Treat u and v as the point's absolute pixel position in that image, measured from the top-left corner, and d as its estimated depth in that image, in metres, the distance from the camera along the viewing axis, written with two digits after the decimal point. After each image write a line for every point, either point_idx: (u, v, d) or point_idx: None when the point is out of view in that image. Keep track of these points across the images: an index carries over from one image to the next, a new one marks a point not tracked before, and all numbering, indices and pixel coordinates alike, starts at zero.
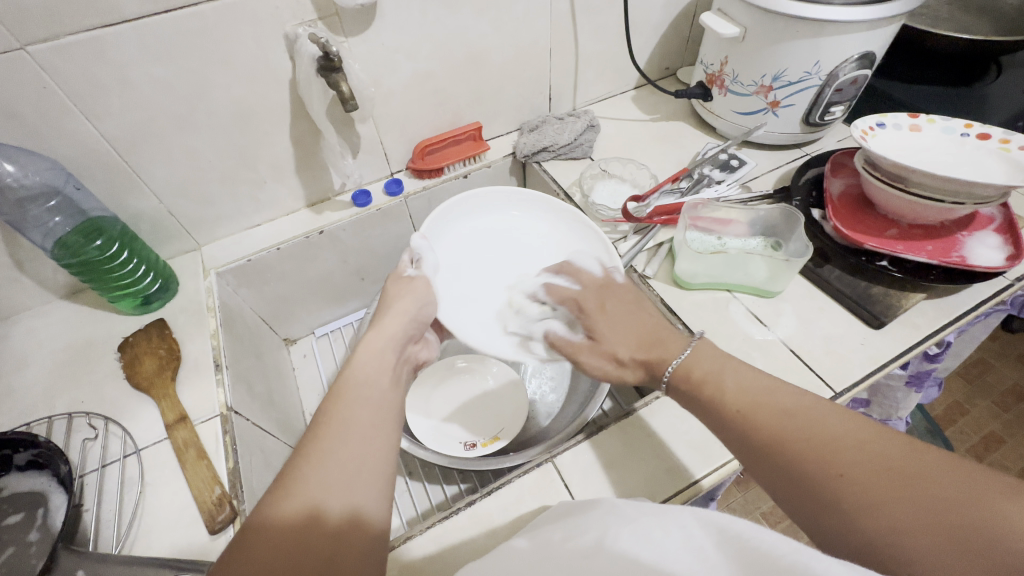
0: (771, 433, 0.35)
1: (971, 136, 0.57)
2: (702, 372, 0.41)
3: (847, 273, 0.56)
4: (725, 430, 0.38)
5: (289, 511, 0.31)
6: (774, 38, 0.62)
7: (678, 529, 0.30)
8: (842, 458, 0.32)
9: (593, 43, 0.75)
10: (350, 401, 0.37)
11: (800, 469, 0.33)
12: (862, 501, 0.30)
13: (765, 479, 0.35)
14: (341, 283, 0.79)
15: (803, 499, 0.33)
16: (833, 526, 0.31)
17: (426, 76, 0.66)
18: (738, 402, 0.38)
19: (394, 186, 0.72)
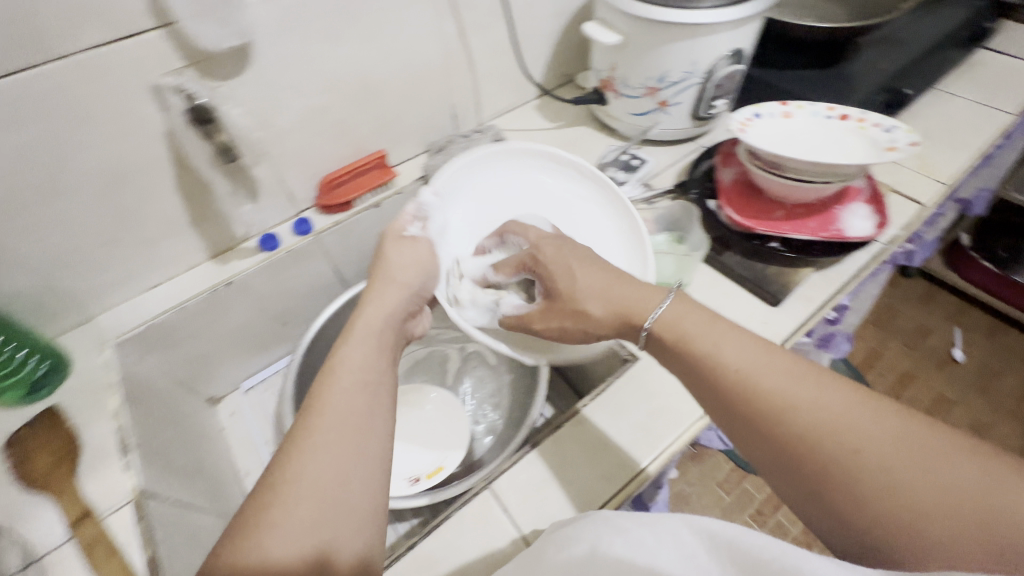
0: (771, 400, 0.36)
1: (834, 117, 0.63)
2: (698, 336, 0.41)
3: (744, 257, 0.60)
4: (720, 395, 0.38)
5: (283, 529, 0.33)
6: (652, 42, 0.65)
7: (670, 535, 0.31)
8: (848, 432, 0.33)
9: (488, 59, 0.76)
10: (337, 403, 0.40)
11: (800, 438, 0.34)
12: (864, 474, 0.32)
13: (752, 444, 0.37)
14: (263, 332, 0.75)
15: (794, 466, 0.34)
16: (827, 496, 0.33)
17: (321, 109, 0.65)
18: (737, 365, 0.38)
19: (303, 226, 0.69)
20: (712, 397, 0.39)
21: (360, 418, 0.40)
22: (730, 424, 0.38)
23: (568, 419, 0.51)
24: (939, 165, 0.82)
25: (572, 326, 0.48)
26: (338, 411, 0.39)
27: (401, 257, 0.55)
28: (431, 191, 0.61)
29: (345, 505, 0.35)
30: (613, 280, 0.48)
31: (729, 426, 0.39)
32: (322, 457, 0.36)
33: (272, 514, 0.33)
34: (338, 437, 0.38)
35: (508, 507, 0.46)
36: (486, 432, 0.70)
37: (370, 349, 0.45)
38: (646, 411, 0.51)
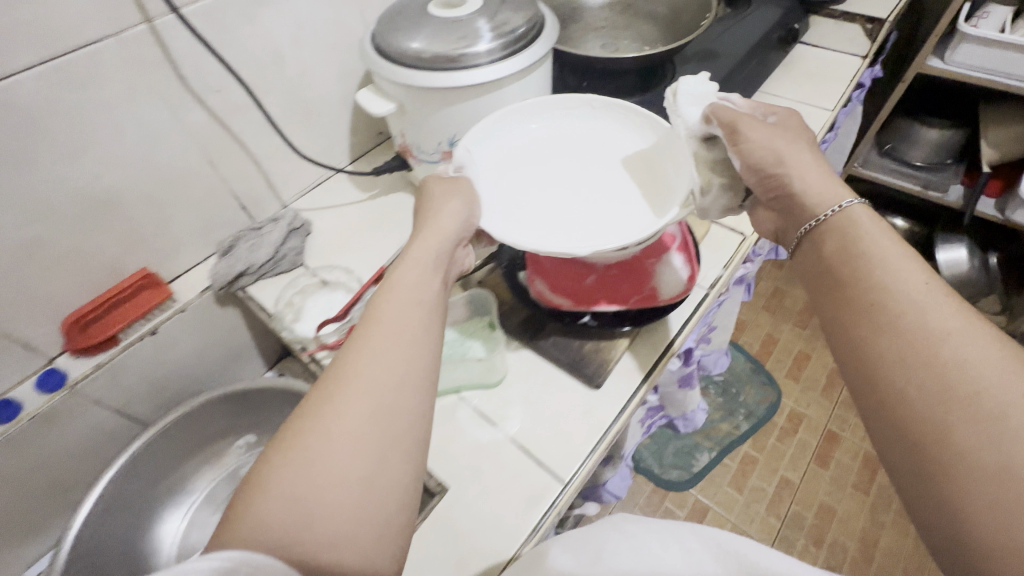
0: (919, 327, 0.35)
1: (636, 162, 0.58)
2: (886, 250, 0.39)
3: (561, 335, 0.54)
4: (850, 310, 0.38)
5: (273, 513, 0.31)
6: (428, 109, 0.59)
7: (675, 542, 0.39)
8: (991, 383, 0.31)
9: (267, 138, 0.66)
10: (365, 380, 0.35)
11: (924, 371, 0.33)
12: (995, 425, 0.30)
13: (862, 367, 0.37)
14: (40, 509, 0.61)
15: (898, 403, 0.34)
16: (913, 425, 0.33)
17: (34, 245, 0.52)
18: (919, 286, 0.36)
19: (50, 380, 0.57)
20: (849, 312, 0.38)
21: (388, 400, 0.35)
22: (847, 341, 0.38)
23: None
24: None
25: (770, 154, 0.45)
26: (396, 338, 0.37)
27: (447, 205, 0.48)
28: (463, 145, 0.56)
29: (370, 497, 0.32)
30: (811, 155, 0.47)
31: (844, 344, 0.39)
32: (363, 398, 0.34)
33: (309, 439, 0.33)
34: (382, 380, 0.35)
35: None
36: None
37: (410, 320, 0.39)
38: (451, 560, 0.43)
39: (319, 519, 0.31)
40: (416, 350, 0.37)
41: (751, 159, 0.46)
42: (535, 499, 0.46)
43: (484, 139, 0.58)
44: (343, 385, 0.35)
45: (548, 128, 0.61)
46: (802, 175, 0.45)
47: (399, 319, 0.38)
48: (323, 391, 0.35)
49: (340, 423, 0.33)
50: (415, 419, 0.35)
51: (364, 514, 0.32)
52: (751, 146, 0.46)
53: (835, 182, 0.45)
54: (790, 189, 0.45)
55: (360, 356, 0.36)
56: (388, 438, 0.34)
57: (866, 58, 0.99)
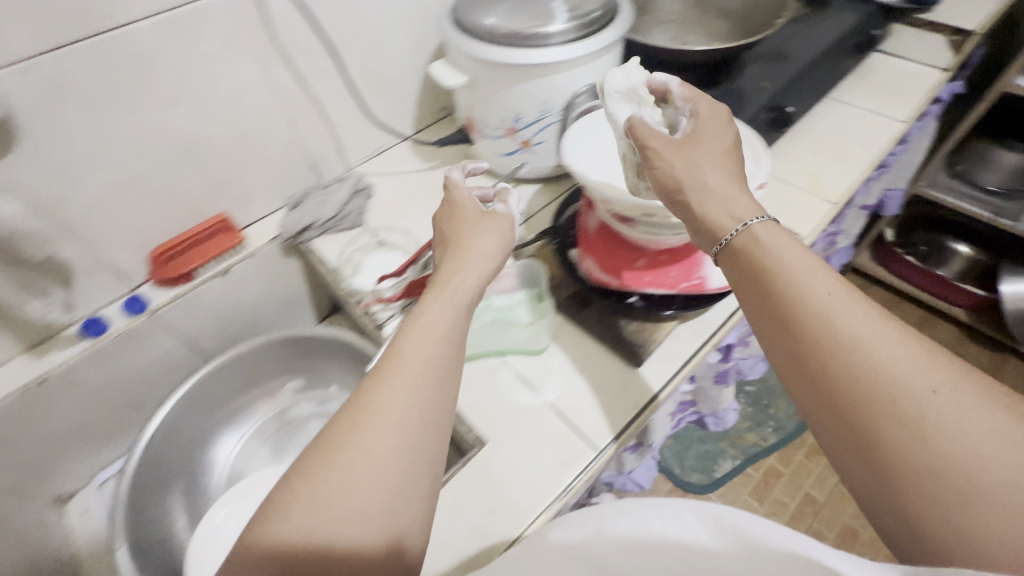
0: (843, 337, 0.34)
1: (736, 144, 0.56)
2: (795, 259, 0.38)
3: (605, 313, 0.56)
4: (780, 326, 0.37)
5: (284, 532, 0.31)
6: (499, 85, 0.61)
7: (673, 515, 0.33)
8: (913, 381, 0.32)
9: (339, 103, 0.70)
10: (375, 409, 0.35)
11: (856, 385, 0.33)
12: (929, 425, 0.31)
13: (805, 389, 0.36)
14: (111, 421, 0.68)
15: (847, 416, 0.33)
16: (866, 438, 0.32)
17: (130, 182, 0.58)
18: (828, 292, 0.36)
19: (134, 305, 0.62)
20: (780, 328, 0.37)
21: (399, 430, 0.35)
22: (783, 359, 0.37)
23: None
24: (827, 183, 0.80)
25: (678, 178, 0.43)
26: (424, 364, 0.38)
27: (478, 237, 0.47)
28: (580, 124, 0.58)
29: (392, 507, 0.33)
30: (727, 149, 0.45)
31: (781, 364, 0.38)
32: (398, 422, 0.35)
33: (349, 454, 0.33)
34: (410, 405, 0.35)
35: None
36: None
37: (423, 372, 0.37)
38: (483, 508, 0.46)
39: (347, 520, 0.32)
40: (445, 356, 0.39)
41: (663, 186, 0.44)
42: (568, 463, 0.48)
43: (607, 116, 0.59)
44: (362, 415, 0.35)
45: None
46: (702, 198, 0.43)
47: (423, 345, 0.39)
48: (344, 425, 0.35)
49: (365, 455, 0.33)
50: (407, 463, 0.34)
51: (383, 521, 0.32)
52: (665, 172, 0.44)
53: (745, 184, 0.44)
54: (691, 211, 0.43)
55: (390, 390, 0.36)
56: (419, 449, 0.35)
57: (947, 71, 0.95)
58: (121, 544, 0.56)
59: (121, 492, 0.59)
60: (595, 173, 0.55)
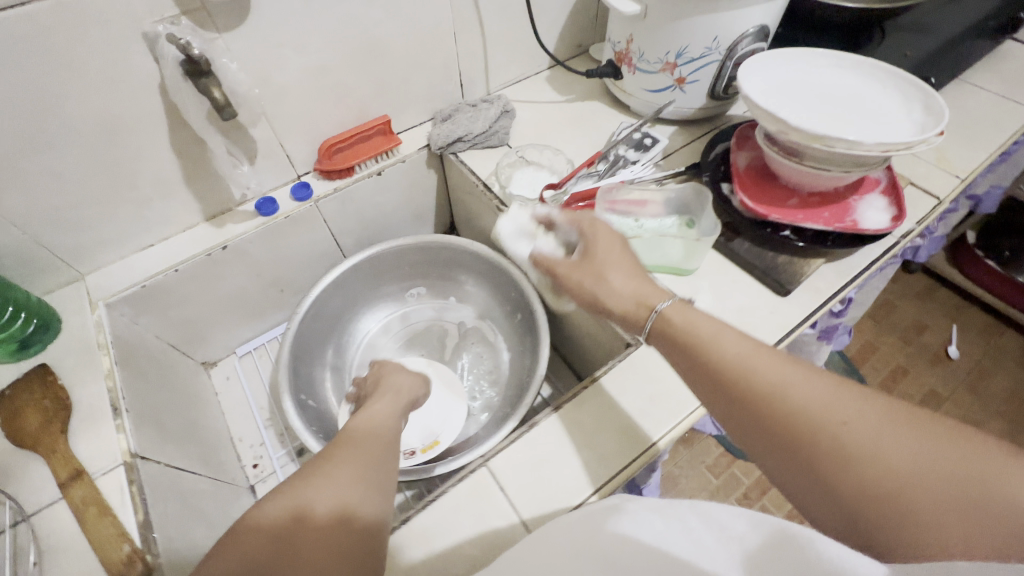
0: (764, 385, 0.36)
1: (913, 103, 0.57)
2: (705, 324, 0.41)
3: (754, 245, 0.59)
4: (714, 382, 0.39)
5: (266, 514, 0.35)
6: (672, 16, 0.62)
7: (680, 523, 0.33)
8: (826, 412, 0.33)
9: (499, 24, 0.72)
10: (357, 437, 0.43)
11: (790, 427, 0.34)
12: (850, 454, 0.32)
13: (754, 438, 0.37)
14: (259, 299, 0.74)
15: (798, 457, 0.34)
16: (821, 476, 0.33)
17: (320, 70, 0.61)
18: (738, 350, 0.38)
19: (302, 191, 0.67)
20: (717, 383, 0.38)
21: (378, 451, 0.42)
22: (732, 418, 0.38)
23: (567, 401, 0.51)
24: (956, 160, 0.79)
25: (589, 292, 0.48)
26: (382, 434, 0.45)
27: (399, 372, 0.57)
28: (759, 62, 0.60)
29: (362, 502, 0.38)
30: (626, 253, 0.49)
31: (733, 425, 0.38)
32: (369, 463, 0.40)
33: (339, 468, 0.39)
34: (378, 447, 0.43)
35: (504, 486, 0.46)
36: (482, 407, 0.71)
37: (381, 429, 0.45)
38: (645, 396, 0.51)
39: (327, 504, 0.36)
40: (391, 426, 0.47)
41: (587, 303, 0.48)
42: None
43: (783, 61, 0.61)
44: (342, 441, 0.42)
45: (835, 71, 0.62)
46: (611, 297, 0.46)
47: (380, 422, 0.47)
48: (326, 460, 0.40)
49: (345, 471, 0.39)
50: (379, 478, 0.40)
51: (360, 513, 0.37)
52: (578, 290, 0.49)
53: (642, 277, 0.47)
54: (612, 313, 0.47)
55: (352, 445, 0.42)
56: (382, 470, 0.40)
57: None
58: (288, 395, 0.62)
59: (285, 353, 0.64)
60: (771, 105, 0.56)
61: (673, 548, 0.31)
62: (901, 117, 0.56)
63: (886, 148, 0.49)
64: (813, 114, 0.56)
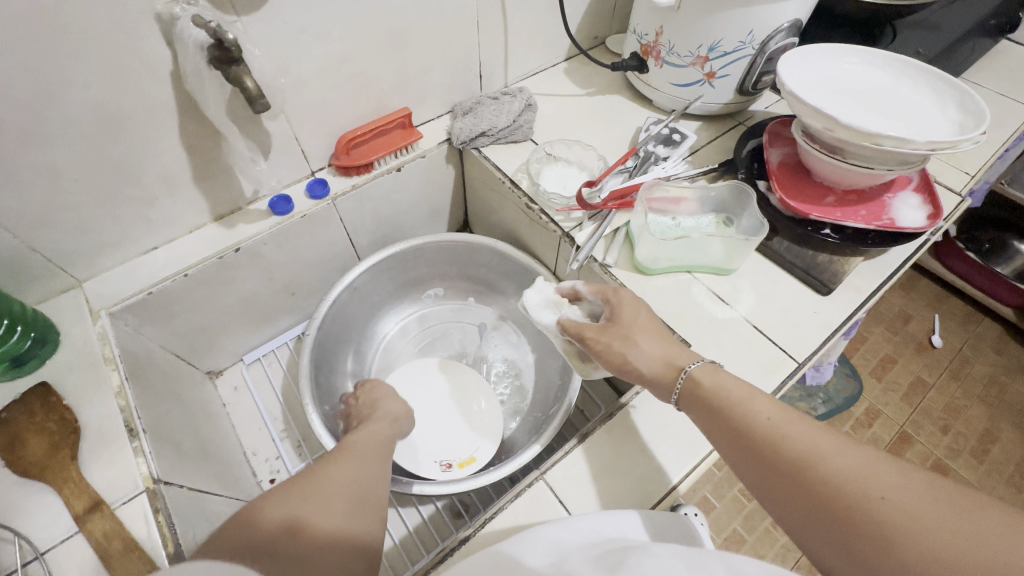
0: (793, 453, 0.34)
1: (950, 96, 0.56)
2: (732, 386, 0.40)
3: (794, 243, 0.59)
4: (743, 448, 0.37)
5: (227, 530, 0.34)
6: (708, 8, 0.60)
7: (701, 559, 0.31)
8: (859, 485, 0.31)
9: (522, 13, 0.69)
10: (350, 451, 0.42)
11: (819, 499, 0.32)
12: (885, 531, 0.29)
13: (787, 510, 0.34)
14: (269, 303, 0.70)
15: (832, 530, 0.32)
16: (860, 553, 0.30)
17: (341, 59, 0.57)
18: (767, 416, 0.37)
19: (319, 188, 0.63)
20: (745, 449, 0.37)
21: (365, 474, 0.41)
22: (761, 487, 0.36)
23: (619, 409, 0.50)
24: (965, 157, 0.80)
25: (619, 356, 0.46)
26: (368, 453, 0.43)
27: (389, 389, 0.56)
28: (793, 58, 0.59)
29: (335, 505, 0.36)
30: (650, 319, 0.47)
31: (763, 497, 0.36)
32: (351, 476, 0.39)
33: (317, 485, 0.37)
34: (360, 470, 0.40)
35: (563, 498, 0.45)
36: (511, 412, 0.69)
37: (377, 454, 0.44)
38: None
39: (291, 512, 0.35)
40: (382, 454, 0.45)
41: (614, 367, 0.46)
42: (773, 369, 0.51)
43: (814, 57, 0.60)
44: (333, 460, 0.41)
45: (867, 65, 0.61)
46: (641, 359, 0.44)
47: (367, 444, 0.45)
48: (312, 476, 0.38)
49: (326, 492, 0.37)
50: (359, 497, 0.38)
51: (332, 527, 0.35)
52: (606, 355, 0.46)
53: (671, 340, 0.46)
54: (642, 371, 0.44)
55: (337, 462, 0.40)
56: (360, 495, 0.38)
57: None
58: (312, 405, 0.58)
59: (306, 360, 0.60)
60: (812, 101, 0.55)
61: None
62: (939, 112, 0.55)
63: (935, 144, 0.48)
64: (853, 109, 0.55)
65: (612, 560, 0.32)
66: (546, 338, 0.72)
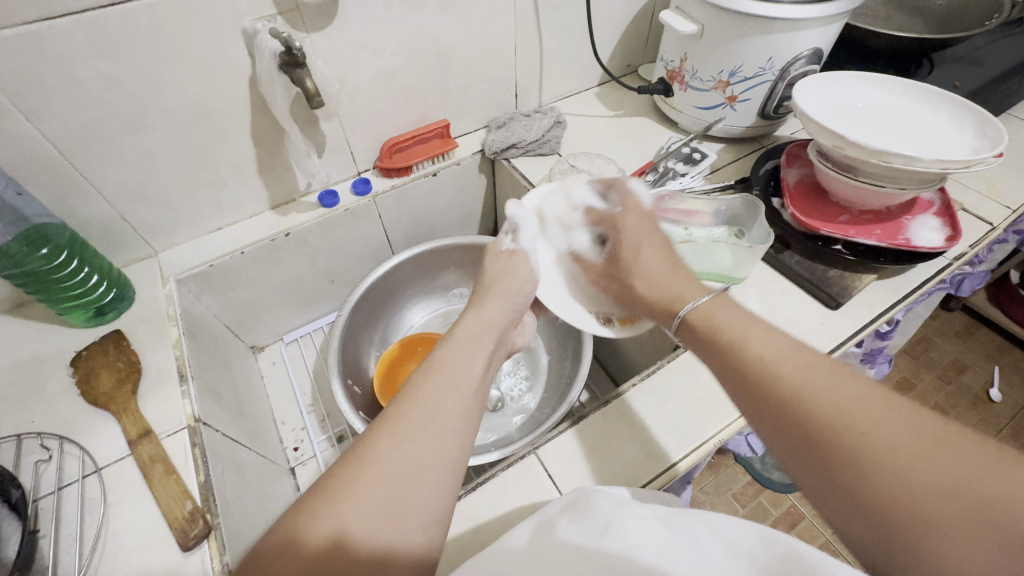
0: (783, 384, 0.33)
1: (970, 124, 0.56)
2: (729, 325, 0.39)
3: (805, 258, 0.60)
4: (738, 380, 0.37)
5: (309, 529, 0.29)
6: (728, 37, 0.64)
7: (685, 531, 0.30)
8: (843, 419, 0.30)
9: (556, 40, 0.76)
10: (439, 376, 0.37)
11: (805, 427, 0.31)
12: (864, 462, 0.28)
13: (777, 437, 0.33)
14: (311, 287, 0.78)
15: (818, 457, 0.30)
16: (838, 477, 0.29)
17: (391, 72, 0.65)
18: (760, 349, 0.36)
19: (363, 186, 0.71)
20: (739, 378, 0.36)
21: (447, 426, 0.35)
22: (755, 419, 0.35)
23: (615, 397, 0.52)
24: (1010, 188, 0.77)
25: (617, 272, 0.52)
26: (455, 397, 0.36)
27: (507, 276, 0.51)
28: (808, 82, 0.61)
29: (413, 492, 0.31)
30: (659, 241, 0.51)
31: (756, 426, 0.35)
32: (418, 444, 0.33)
33: (356, 487, 0.30)
34: (421, 449, 0.33)
35: (554, 474, 0.47)
36: (521, 408, 0.72)
37: (472, 362, 0.40)
38: (693, 397, 0.51)
39: (363, 506, 0.30)
40: (461, 406, 0.36)
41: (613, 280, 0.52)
42: None
43: (834, 81, 0.62)
44: (410, 401, 0.35)
45: (886, 94, 0.62)
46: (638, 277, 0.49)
47: (445, 397, 0.36)
48: (350, 461, 0.32)
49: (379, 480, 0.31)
50: (443, 463, 0.33)
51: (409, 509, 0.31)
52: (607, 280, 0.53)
53: (681, 271, 0.48)
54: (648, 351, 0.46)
55: (390, 435, 0.33)
56: (413, 490, 0.31)
57: None
58: (337, 377, 0.63)
59: (336, 339, 0.66)
60: (824, 120, 0.57)
61: (676, 564, 0.28)
62: (956, 138, 0.55)
63: (943, 163, 0.49)
64: (865, 131, 0.57)
65: (599, 522, 0.32)
66: (559, 339, 0.75)
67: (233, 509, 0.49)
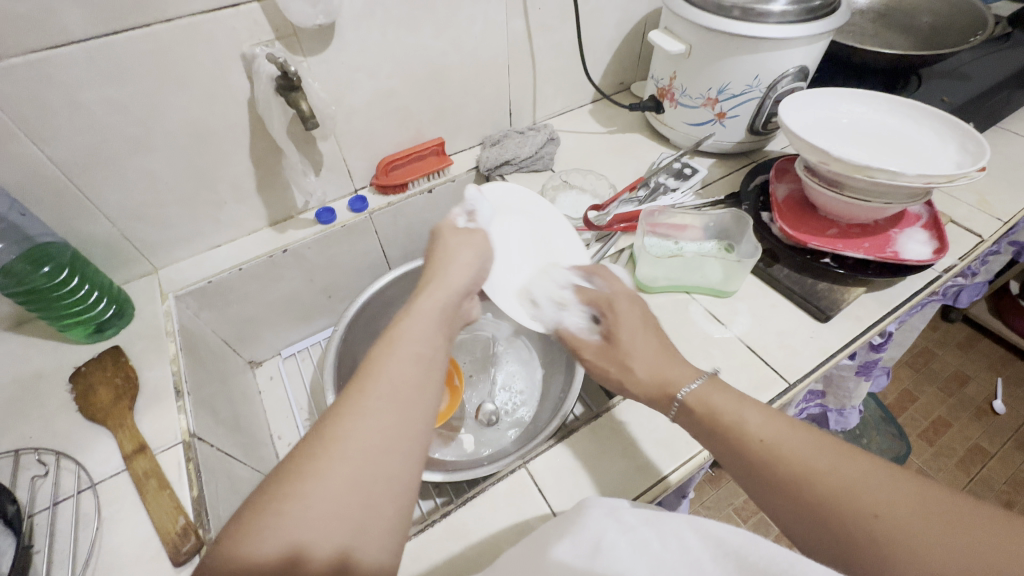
0: (794, 470, 0.34)
1: (952, 140, 0.57)
2: (725, 403, 0.39)
3: (794, 271, 0.61)
4: (744, 467, 0.37)
5: (281, 522, 0.29)
6: (715, 56, 0.66)
7: (674, 538, 0.31)
8: (845, 497, 0.31)
9: (549, 59, 0.77)
10: (402, 348, 0.38)
11: (825, 515, 0.32)
12: (887, 548, 0.29)
13: (795, 523, 0.34)
14: (309, 303, 0.79)
15: (841, 545, 0.31)
16: (865, 562, 0.30)
17: (387, 93, 0.66)
18: (761, 433, 0.36)
19: (359, 204, 0.72)
20: (744, 463, 0.37)
21: (403, 404, 0.35)
22: (767, 502, 0.35)
23: (607, 411, 0.52)
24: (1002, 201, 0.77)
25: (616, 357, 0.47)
26: (412, 372, 0.36)
27: (461, 244, 0.52)
28: (794, 98, 0.62)
29: (371, 476, 0.31)
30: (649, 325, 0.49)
31: (769, 509, 0.36)
32: (376, 423, 0.33)
33: (319, 467, 0.31)
34: (377, 427, 0.33)
35: (544, 489, 0.47)
36: (515, 423, 0.72)
37: (434, 336, 0.40)
38: None
39: (320, 503, 0.30)
40: (422, 379, 0.36)
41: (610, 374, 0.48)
42: (764, 387, 0.52)
43: (820, 98, 0.63)
44: (371, 375, 0.35)
45: (871, 110, 0.63)
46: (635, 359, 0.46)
47: (402, 370, 0.36)
48: (310, 447, 0.32)
49: (341, 464, 0.31)
50: (401, 443, 0.33)
51: (358, 500, 0.31)
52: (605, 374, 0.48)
53: (674, 357, 0.46)
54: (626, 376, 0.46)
55: (350, 415, 0.33)
56: (378, 471, 0.32)
57: None
58: (332, 392, 0.64)
59: (331, 354, 0.67)
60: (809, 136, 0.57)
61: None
62: (940, 153, 0.56)
63: (926, 179, 0.49)
64: (849, 147, 0.58)
65: (590, 539, 0.32)
66: (553, 353, 0.75)
67: (226, 523, 0.49)
